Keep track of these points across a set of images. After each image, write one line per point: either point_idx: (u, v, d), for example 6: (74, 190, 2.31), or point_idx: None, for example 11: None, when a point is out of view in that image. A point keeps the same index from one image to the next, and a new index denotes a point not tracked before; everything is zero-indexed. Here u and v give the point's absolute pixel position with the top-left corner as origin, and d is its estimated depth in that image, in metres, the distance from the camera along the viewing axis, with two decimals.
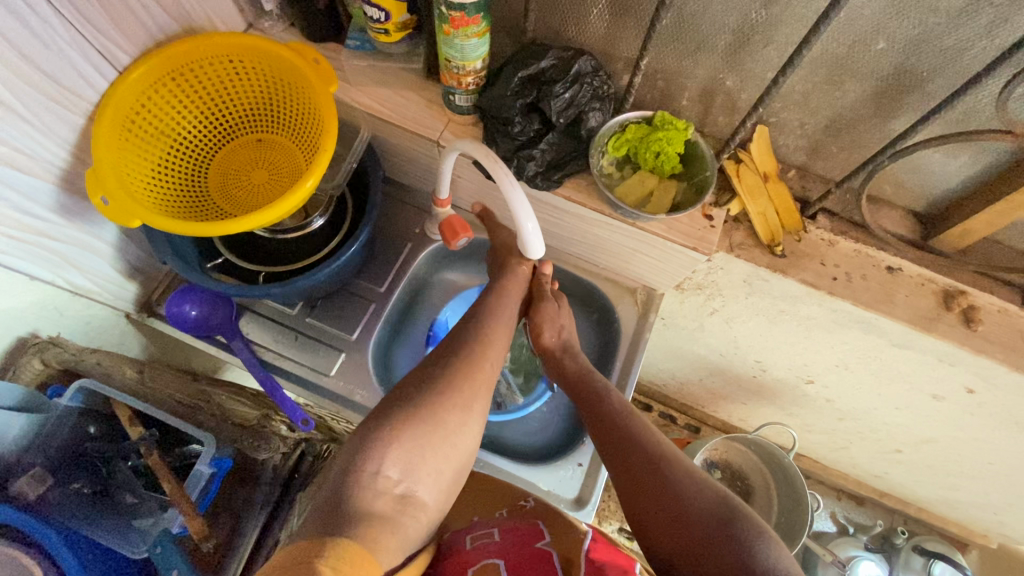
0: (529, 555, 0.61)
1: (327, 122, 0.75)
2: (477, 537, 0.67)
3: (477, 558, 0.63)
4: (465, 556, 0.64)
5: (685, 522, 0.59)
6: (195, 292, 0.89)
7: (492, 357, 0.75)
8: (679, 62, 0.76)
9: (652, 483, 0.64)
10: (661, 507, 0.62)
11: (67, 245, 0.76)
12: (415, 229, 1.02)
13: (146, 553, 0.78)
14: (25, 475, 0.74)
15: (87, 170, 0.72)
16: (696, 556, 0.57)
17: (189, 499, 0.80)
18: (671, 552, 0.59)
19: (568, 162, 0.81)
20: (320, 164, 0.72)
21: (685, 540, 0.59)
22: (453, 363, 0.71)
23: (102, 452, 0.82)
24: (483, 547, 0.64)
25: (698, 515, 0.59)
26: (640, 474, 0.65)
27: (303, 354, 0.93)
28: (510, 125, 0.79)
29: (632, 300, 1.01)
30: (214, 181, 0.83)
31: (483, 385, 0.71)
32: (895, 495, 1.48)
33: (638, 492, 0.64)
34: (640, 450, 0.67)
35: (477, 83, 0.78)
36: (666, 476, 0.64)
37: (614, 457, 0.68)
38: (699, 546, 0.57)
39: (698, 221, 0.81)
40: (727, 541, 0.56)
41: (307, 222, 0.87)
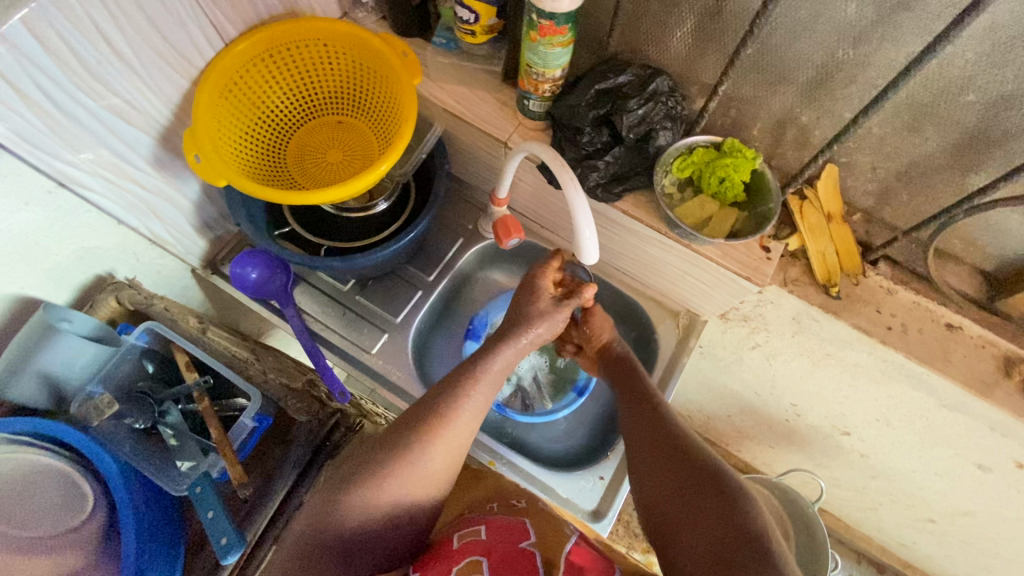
0: (514, 554, 0.63)
1: (408, 112, 0.79)
2: (464, 535, 0.67)
3: (463, 555, 0.63)
4: (452, 554, 0.65)
5: (680, 476, 0.62)
6: (257, 256, 0.94)
7: (474, 409, 0.69)
8: (757, 92, 0.77)
9: (652, 439, 0.67)
10: (656, 461, 0.65)
11: (152, 194, 0.82)
12: (469, 225, 1.06)
13: (187, 491, 0.79)
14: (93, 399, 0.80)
15: (185, 129, 0.77)
16: (681, 507, 0.60)
17: (232, 448, 0.82)
18: (660, 504, 0.62)
19: (631, 176, 0.82)
20: (396, 151, 0.76)
21: (676, 494, 0.61)
22: (424, 423, 0.66)
23: (152, 389, 0.85)
24: (469, 544, 0.65)
25: (692, 472, 0.61)
26: (649, 436, 0.68)
27: (348, 329, 0.97)
28: (580, 135, 0.80)
29: (674, 323, 1.01)
30: (293, 153, 0.88)
31: (463, 438, 0.68)
32: (920, 567, 1.41)
33: (640, 447, 0.68)
34: (656, 416, 0.70)
35: (553, 90, 0.80)
36: (668, 434, 0.67)
37: (630, 420, 0.72)
38: (684, 498, 0.60)
39: (755, 252, 0.80)
40: (711, 493, 0.58)
41: (370, 204, 0.91)
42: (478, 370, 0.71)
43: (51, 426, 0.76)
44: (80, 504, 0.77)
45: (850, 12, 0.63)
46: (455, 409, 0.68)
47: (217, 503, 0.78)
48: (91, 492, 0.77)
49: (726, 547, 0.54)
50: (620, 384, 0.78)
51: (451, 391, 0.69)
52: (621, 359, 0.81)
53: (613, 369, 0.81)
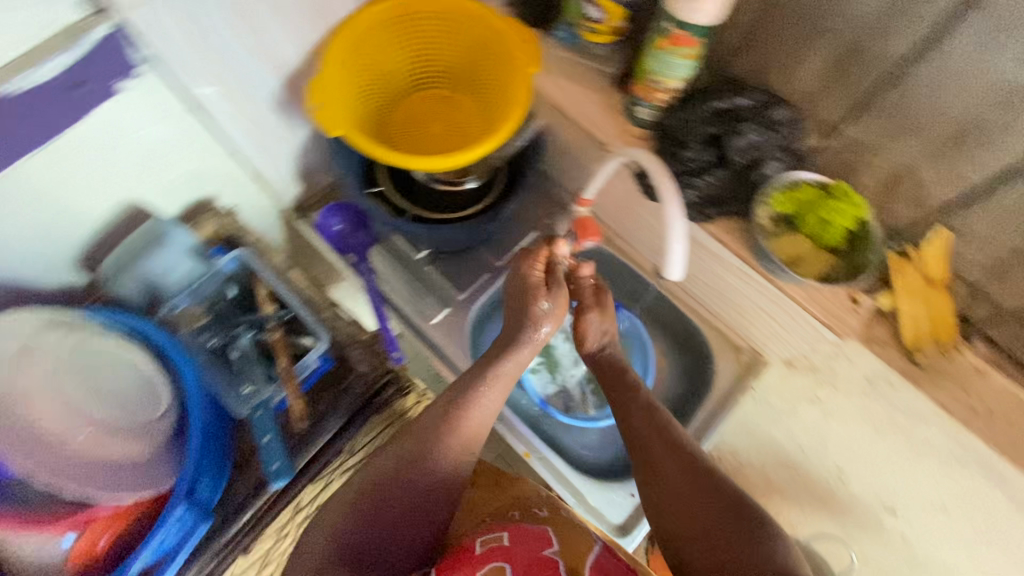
0: (538, 562, 0.62)
1: (519, 100, 0.81)
2: (487, 540, 0.67)
3: (486, 560, 0.63)
4: (475, 558, 0.64)
5: (704, 517, 0.58)
6: (343, 210, 1.00)
7: (484, 418, 0.69)
8: (880, 139, 0.74)
9: (670, 469, 0.63)
10: (677, 495, 0.61)
11: (265, 134, 0.86)
12: (548, 220, 1.07)
13: (247, 413, 0.80)
14: (184, 308, 0.84)
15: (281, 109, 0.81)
16: (708, 550, 0.57)
17: (296, 381, 0.82)
18: (685, 546, 0.59)
19: (727, 201, 0.80)
20: (499, 135, 0.78)
21: (700, 536, 0.58)
22: (426, 434, 0.66)
23: (229, 312, 0.85)
24: (492, 550, 0.64)
25: (717, 514, 0.58)
26: (661, 468, 0.64)
27: (414, 296, 1.00)
28: (685, 149, 0.79)
29: (735, 358, 0.99)
30: (398, 119, 0.93)
31: (459, 442, 0.67)
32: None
33: (656, 477, 0.64)
34: (667, 445, 0.65)
35: (667, 101, 0.79)
36: (686, 463, 0.63)
37: (637, 447, 0.68)
38: (710, 538, 0.57)
39: (841, 300, 0.78)
40: (740, 533, 0.56)
41: (461, 181, 0.94)
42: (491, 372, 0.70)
43: (146, 325, 0.78)
44: (154, 404, 0.79)
45: (1007, 72, 0.60)
46: (466, 411, 0.67)
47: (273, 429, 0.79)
48: (165, 396, 0.79)
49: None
50: (624, 398, 0.72)
51: (463, 395, 0.69)
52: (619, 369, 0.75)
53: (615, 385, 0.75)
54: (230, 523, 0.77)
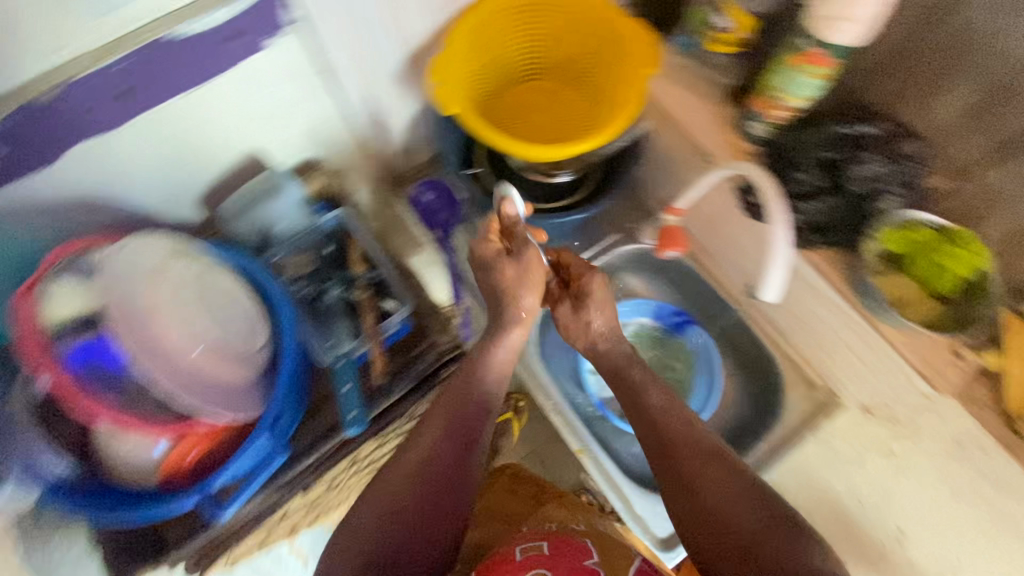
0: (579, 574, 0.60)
1: (630, 99, 0.80)
2: (526, 549, 0.65)
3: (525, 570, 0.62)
4: (513, 566, 0.63)
5: (731, 521, 0.55)
6: (436, 183, 1.03)
7: (478, 423, 0.66)
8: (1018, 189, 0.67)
9: (697, 474, 0.60)
10: (709, 505, 0.57)
11: (380, 103, 0.90)
12: (631, 225, 1.06)
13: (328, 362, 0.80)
14: (286, 254, 0.88)
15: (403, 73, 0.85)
16: (740, 556, 0.54)
17: (379, 339, 0.83)
18: (721, 560, 0.55)
19: (834, 231, 0.77)
20: (601, 136, 0.78)
21: (729, 543, 0.55)
22: (426, 434, 0.64)
23: (324, 265, 0.89)
24: (532, 560, 0.63)
25: (745, 517, 0.55)
26: (680, 471, 0.60)
27: None
28: (797, 170, 0.77)
29: (807, 395, 0.95)
30: (505, 105, 0.94)
31: (448, 443, 0.64)
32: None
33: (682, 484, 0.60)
34: (686, 446, 0.62)
35: (784, 118, 0.76)
36: (713, 467, 0.60)
37: (654, 450, 0.64)
38: (745, 550, 0.53)
39: (941, 352, 0.74)
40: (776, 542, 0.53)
41: (554, 173, 0.95)
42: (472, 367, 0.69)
43: (256, 268, 0.74)
44: (250, 337, 0.72)
45: None
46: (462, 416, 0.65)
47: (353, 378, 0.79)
48: (263, 331, 0.72)
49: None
50: (640, 405, 0.68)
51: (460, 398, 0.67)
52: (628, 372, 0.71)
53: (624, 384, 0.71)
54: (296, 463, 0.77)
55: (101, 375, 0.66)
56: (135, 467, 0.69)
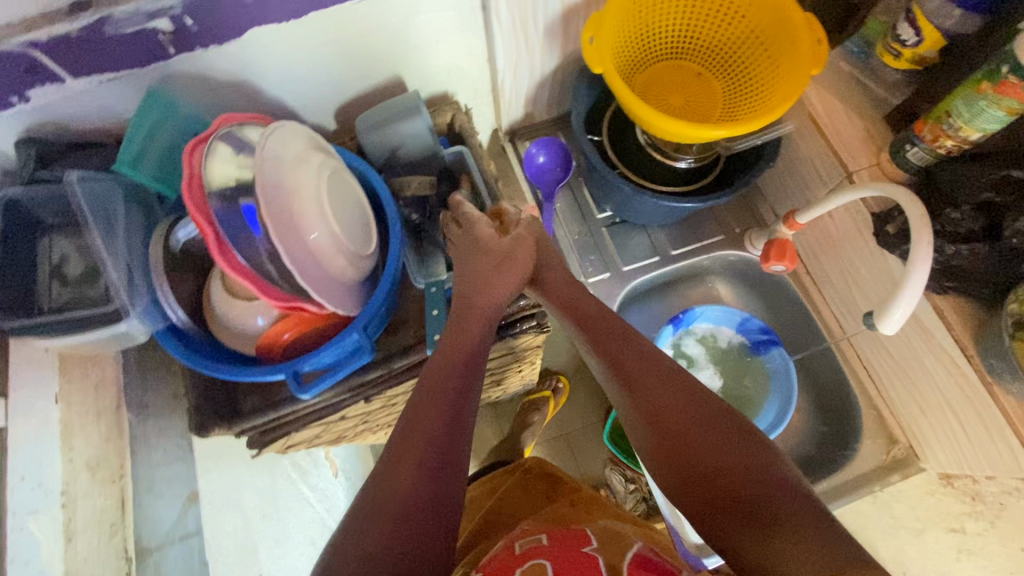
0: (577, 557, 0.60)
1: (786, 99, 0.76)
2: (526, 542, 0.66)
3: (526, 558, 0.61)
4: (514, 558, 0.62)
5: (699, 449, 0.54)
6: (550, 144, 1.04)
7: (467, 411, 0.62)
8: None
9: (659, 402, 0.59)
10: (672, 429, 0.56)
11: (530, 54, 0.91)
12: (738, 230, 1.03)
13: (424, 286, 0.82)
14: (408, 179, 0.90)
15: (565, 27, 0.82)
16: (706, 481, 0.52)
17: None
18: (686, 485, 0.53)
19: (972, 279, 0.72)
20: (744, 127, 0.75)
21: (697, 469, 0.53)
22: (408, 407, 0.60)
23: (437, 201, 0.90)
24: (531, 551, 0.63)
25: (711, 436, 0.54)
26: (649, 408, 0.59)
27: (584, 249, 1.04)
28: (951, 208, 0.71)
29: (884, 448, 0.89)
30: (645, 79, 0.92)
31: (433, 403, 0.60)
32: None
33: (647, 415, 0.59)
34: (659, 379, 0.61)
35: (950, 149, 0.71)
36: (676, 393, 0.59)
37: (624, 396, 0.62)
38: (710, 469, 0.52)
39: None
40: (744, 455, 0.52)
41: (675, 156, 0.92)
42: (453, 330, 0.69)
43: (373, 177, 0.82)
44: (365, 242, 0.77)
45: None
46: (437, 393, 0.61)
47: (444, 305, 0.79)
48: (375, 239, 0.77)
49: (766, 510, 0.47)
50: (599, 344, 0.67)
51: (441, 366, 0.65)
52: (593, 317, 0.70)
53: (595, 332, 0.69)
54: (364, 371, 0.78)
55: (241, 234, 0.67)
56: (235, 333, 0.75)
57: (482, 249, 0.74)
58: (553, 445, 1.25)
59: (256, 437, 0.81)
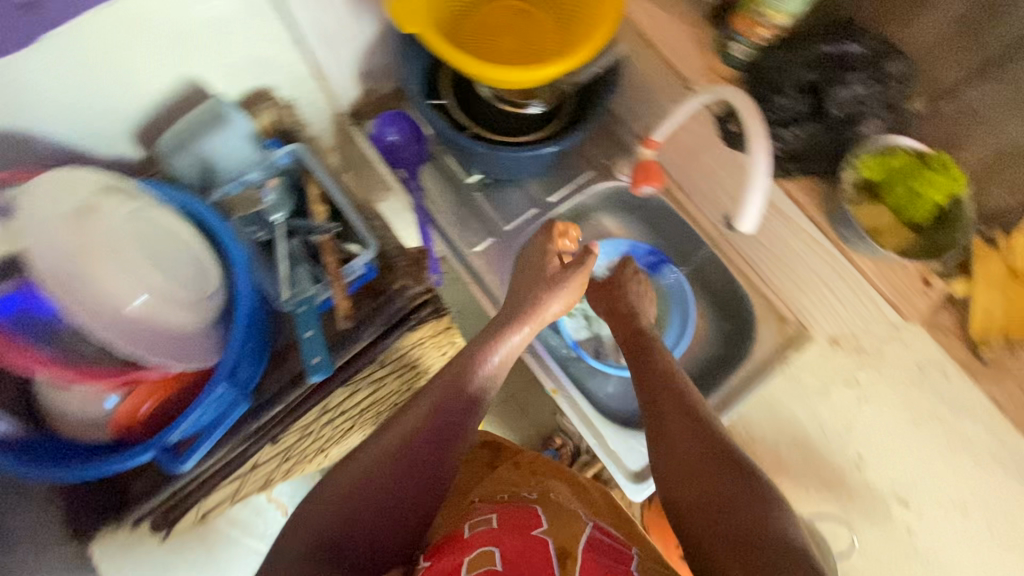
0: (528, 542, 0.59)
1: (606, 22, 0.74)
2: (475, 525, 0.65)
3: (473, 545, 0.60)
4: (462, 543, 0.62)
5: (705, 475, 0.58)
6: (399, 119, 0.96)
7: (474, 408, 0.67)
8: (999, 112, 0.68)
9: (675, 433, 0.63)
10: (681, 464, 0.61)
11: (338, 26, 0.82)
12: (604, 161, 1.02)
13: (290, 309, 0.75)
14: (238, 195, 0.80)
15: None
16: (709, 508, 0.56)
17: (343, 283, 0.76)
18: (688, 516, 0.57)
19: (813, 158, 0.76)
20: (572, 59, 0.73)
21: (701, 492, 0.57)
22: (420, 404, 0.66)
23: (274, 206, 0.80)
24: (479, 535, 0.62)
25: (720, 469, 0.58)
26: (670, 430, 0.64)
27: (460, 220, 0.99)
28: (779, 95, 0.74)
29: (777, 327, 0.94)
30: (470, 27, 0.86)
31: (448, 409, 0.66)
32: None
33: (663, 443, 0.64)
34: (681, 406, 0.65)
35: (766, 39, 0.74)
36: (692, 427, 0.63)
37: (650, 411, 0.67)
38: (719, 512, 0.55)
39: (914, 281, 0.75)
40: (748, 507, 0.54)
41: (524, 103, 0.89)
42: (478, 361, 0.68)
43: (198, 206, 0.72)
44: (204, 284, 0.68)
45: None
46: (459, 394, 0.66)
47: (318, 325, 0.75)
48: (216, 277, 0.69)
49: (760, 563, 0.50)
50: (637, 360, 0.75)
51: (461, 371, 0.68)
52: (639, 334, 0.77)
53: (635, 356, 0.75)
54: (260, 413, 0.73)
55: (31, 322, 0.63)
56: (81, 422, 0.66)
57: (543, 278, 0.74)
58: (502, 409, 1.25)
59: (160, 518, 0.72)
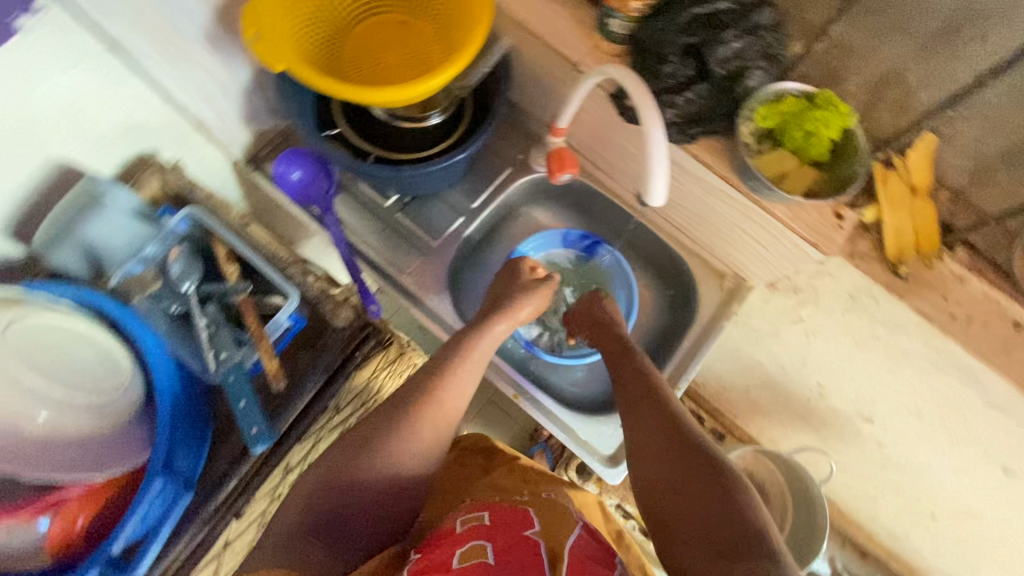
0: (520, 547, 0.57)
1: (482, 19, 0.72)
2: (466, 521, 0.63)
3: (464, 541, 0.59)
4: (453, 538, 0.60)
5: (678, 465, 0.59)
6: (301, 156, 0.91)
7: (461, 397, 0.70)
8: (869, 40, 0.71)
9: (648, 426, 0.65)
10: (646, 438, 0.64)
11: (205, 76, 0.78)
12: (519, 155, 1.01)
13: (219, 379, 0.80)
14: (138, 274, 0.82)
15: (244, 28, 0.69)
16: (682, 499, 0.57)
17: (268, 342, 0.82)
18: (654, 488, 0.60)
19: (711, 118, 0.77)
20: (460, 60, 0.70)
21: (676, 483, 0.58)
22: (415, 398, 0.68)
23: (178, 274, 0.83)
24: (472, 529, 0.61)
25: (690, 460, 0.59)
26: (644, 422, 0.65)
27: (385, 246, 0.95)
28: (664, 63, 0.74)
29: (718, 285, 0.97)
30: (348, 49, 0.83)
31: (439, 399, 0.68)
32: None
33: (632, 424, 0.67)
34: (653, 399, 0.67)
35: (641, 10, 0.74)
36: (659, 410, 0.65)
37: (627, 405, 0.69)
38: (693, 505, 0.56)
39: (827, 218, 0.76)
40: (717, 484, 0.56)
41: (424, 116, 0.87)
42: (462, 352, 0.73)
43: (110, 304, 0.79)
44: (118, 374, 0.81)
45: None
46: (444, 386, 0.69)
47: (250, 396, 0.81)
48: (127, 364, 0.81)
49: (731, 540, 0.52)
50: (605, 347, 0.79)
51: (441, 367, 0.71)
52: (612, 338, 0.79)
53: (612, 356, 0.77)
54: (218, 490, 0.83)
55: None
56: (24, 551, 0.75)
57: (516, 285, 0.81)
58: (485, 414, 1.20)
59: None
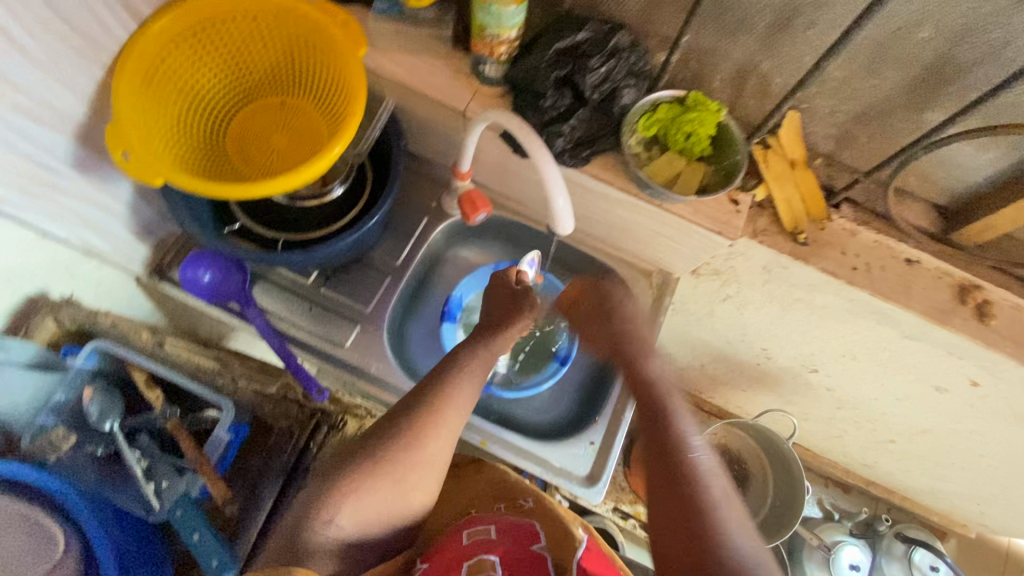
0: (525, 559, 0.60)
1: (357, 88, 0.72)
2: (473, 533, 0.64)
3: (472, 555, 0.61)
4: (458, 551, 0.62)
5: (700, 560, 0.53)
6: (206, 257, 0.86)
7: (466, 402, 0.72)
8: (716, 41, 0.77)
9: (673, 507, 0.57)
10: (667, 517, 0.57)
11: (81, 202, 0.75)
12: (432, 203, 1.02)
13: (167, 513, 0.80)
14: (53, 432, 0.80)
15: (111, 146, 0.67)
16: None
17: (209, 465, 0.83)
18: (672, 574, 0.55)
19: (599, 138, 0.80)
20: (349, 129, 0.69)
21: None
22: (417, 409, 0.70)
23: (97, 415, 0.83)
24: (478, 544, 0.62)
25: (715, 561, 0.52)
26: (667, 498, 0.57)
27: (317, 325, 0.93)
28: (542, 98, 0.77)
29: (648, 284, 1.01)
30: (232, 143, 0.81)
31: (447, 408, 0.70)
32: (900, 492, 1.40)
33: (653, 493, 0.59)
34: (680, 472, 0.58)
35: (509, 53, 0.77)
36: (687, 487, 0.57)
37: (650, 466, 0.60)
38: None
39: (724, 206, 0.81)
40: None
41: (325, 190, 0.85)
42: (455, 372, 0.72)
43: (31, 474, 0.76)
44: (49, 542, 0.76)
45: None
46: (444, 402, 0.70)
47: (203, 524, 0.79)
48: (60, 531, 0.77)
49: None
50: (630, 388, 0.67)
51: (444, 382, 0.71)
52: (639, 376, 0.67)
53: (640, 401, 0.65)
54: None
55: None
56: None
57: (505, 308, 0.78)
58: None
59: None
